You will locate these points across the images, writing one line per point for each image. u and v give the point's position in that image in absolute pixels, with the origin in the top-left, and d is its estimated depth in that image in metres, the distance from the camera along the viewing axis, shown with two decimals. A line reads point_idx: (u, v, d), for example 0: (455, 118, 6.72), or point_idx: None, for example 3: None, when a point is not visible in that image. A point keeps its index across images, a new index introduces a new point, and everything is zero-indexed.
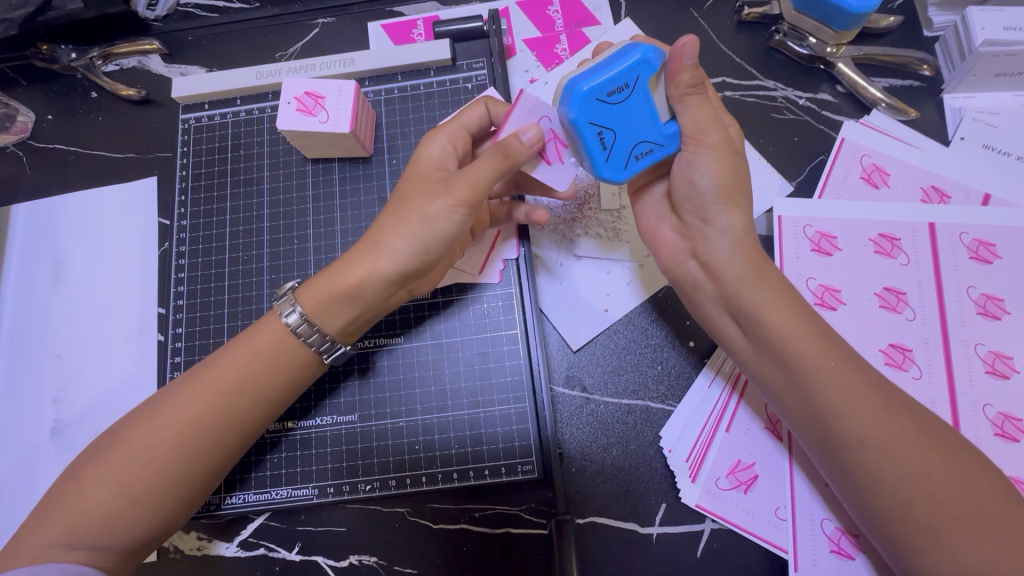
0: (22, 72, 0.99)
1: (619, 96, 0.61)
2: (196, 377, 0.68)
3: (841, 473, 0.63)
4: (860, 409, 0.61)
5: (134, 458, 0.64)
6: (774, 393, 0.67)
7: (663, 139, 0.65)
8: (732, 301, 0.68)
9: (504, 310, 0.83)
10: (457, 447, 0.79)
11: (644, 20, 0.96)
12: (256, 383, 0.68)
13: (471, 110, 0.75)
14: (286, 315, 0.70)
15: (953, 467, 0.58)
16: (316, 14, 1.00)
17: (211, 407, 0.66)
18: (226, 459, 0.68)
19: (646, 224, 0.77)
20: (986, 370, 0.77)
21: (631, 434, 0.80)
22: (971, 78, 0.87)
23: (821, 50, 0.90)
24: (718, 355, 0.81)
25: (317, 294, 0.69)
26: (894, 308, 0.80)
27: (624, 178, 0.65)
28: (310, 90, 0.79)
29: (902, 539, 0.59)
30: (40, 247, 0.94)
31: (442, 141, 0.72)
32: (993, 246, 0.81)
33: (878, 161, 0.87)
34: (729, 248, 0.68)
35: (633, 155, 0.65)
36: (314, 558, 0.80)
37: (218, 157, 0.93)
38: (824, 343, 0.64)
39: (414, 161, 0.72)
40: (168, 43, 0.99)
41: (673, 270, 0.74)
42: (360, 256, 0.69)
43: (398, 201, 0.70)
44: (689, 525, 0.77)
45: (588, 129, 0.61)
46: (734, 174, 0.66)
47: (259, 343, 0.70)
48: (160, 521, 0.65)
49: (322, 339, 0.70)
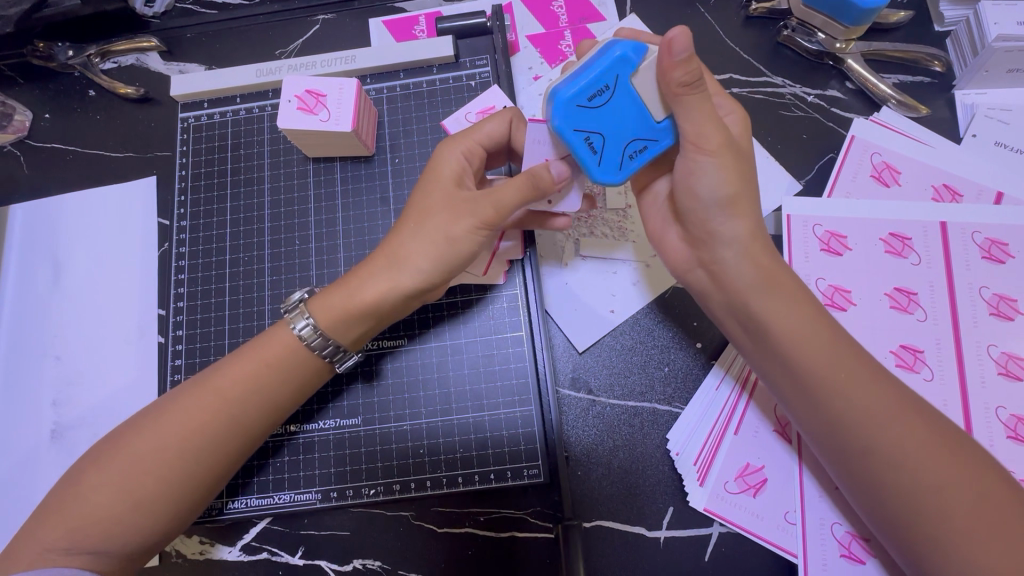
0: (18, 70, 0.98)
1: (600, 98, 0.60)
2: (201, 385, 0.67)
3: (853, 479, 0.62)
4: (874, 417, 0.60)
5: (135, 462, 0.63)
6: (784, 399, 0.66)
7: (656, 135, 0.62)
8: (740, 310, 0.67)
9: (509, 312, 0.82)
10: (462, 450, 0.78)
11: (649, 15, 0.95)
12: (262, 394, 0.67)
13: (492, 125, 0.72)
14: (297, 327, 0.69)
15: (969, 476, 0.57)
16: (316, 10, 0.98)
17: (217, 415, 0.66)
18: (229, 464, 0.67)
19: (653, 228, 0.75)
20: (999, 371, 0.76)
21: (638, 437, 0.79)
22: (983, 74, 0.85)
23: (831, 46, 0.88)
24: (726, 356, 0.80)
25: (330, 309, 0.68)
26: (905, 309, 0.79)
27: (619, 180, 0.64)
28: (312, 89, 0.78)
29: (914, 547, 0.58)
30: (38, 248, 0.93)
31: (461, 155, 0.71)
32: (1005, 246, 0.80)
33: (888, 159, 0.85)
34: (736, 257, 0.66)
35: (627, 154, 0.63)
36: (317, 562, 0.79)
37: (218, 157, 0.91)
38: (837, 347, 0.63)
39: (430, 173, 0.71)
40: (166, 40, 0.98)
41: (684, 276, 0.73)
42: (374, 270, 0.68)
43: (417, 214, 0.68)
44: (696, 528, 0.76)
45: (574, 136, 0.61)
46: (738, 182, 0.63)
47: (268, 353, 0.68)
48: (161, 526, 0.64)
49: (335, 351, 0.69)
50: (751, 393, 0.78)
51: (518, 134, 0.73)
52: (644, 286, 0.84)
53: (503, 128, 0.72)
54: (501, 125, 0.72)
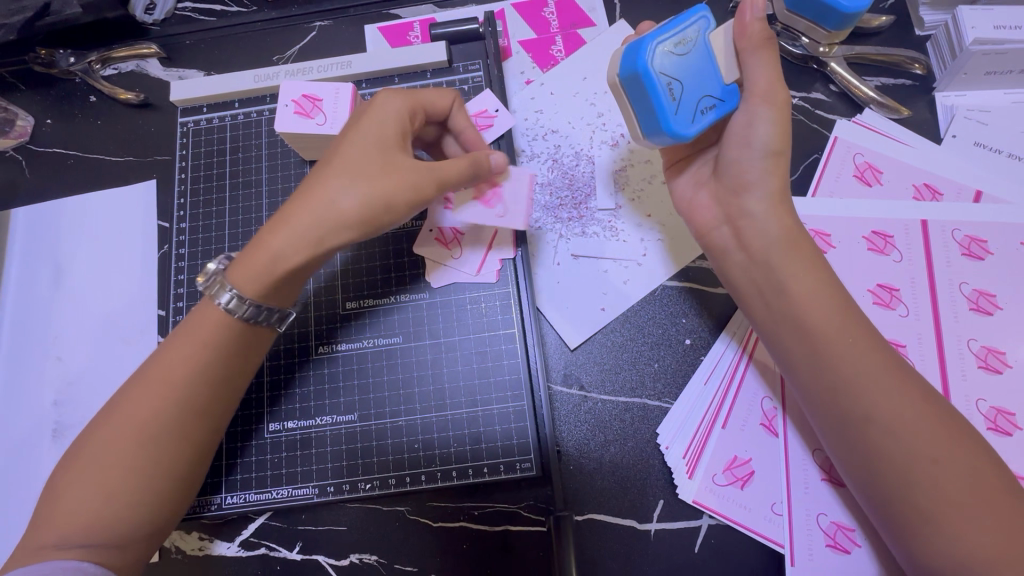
0: (21, 77, 1.00)
1: (684, 50, 0.65)
2: (144, 377, 0.67)
3: (847, 450, 0.64)
4: (875, 388, 0.62)
5: (107, 460, 0.64)
6: (788, 364, 0.68)
7: (722, 97, 0.67)
8: (760, 269, 0.69)
9: (501, 310, 0.84)
10: (456, 445, 0.79)
11: (638, 21, 0.97)
12: (206, 374, 0.68)
13: (433, 92, 0.76)
14: (222, 300, 0.68)
15: (961, 454, 0.59)
16: (313, 17, 1.01)
17: (165, 399, 0.66)
18: (196, 449, 0.68)
19: (683, 196, 0.79)
20: (979, 365, 0.78)
21: (628, 432, 0.81)
22: (962, 76, 0.88)
23: (814, 50, 0.91)
24: (735, 320, 0.83)
25: (253, 265, 0.67)
26: (888, 305, 0.81)
27: (692, 133, 0.65)
28: (308, 93, 0.81)
29: (899, 515, 0.60)
30: (40, 251, 0.95)
31: (408, 114, 0.72)
32: (985, 243, 0.82)
33: (871, 159, 0.88)
34: (766, 211, 0.69)
35: (700, 110, 0.66)
36: (315, 557, 0.80)
37: (217, 160, 0.93)
38: (845, 317, 0.65)
39: (370, 121, 0.70)
40: (165, 47, 1.00)
41: (708, 235, 0.76)
42: (295, 225, 0.67)
43: (348, 172, 0.68)
44: (687, 521, 0.77)
45: (660, 80, 0.63)
46: (784, 137, 0.67)
47: (201, 333, 0.68)
48: (146, 516, 0.65)
49: (255, 311, 0.68)
50: (751, 355, 0.81)
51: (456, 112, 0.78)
52: (635, 284, 0.86)
53: (447, 98, 0.77)
54: (446, 95, 0.77)
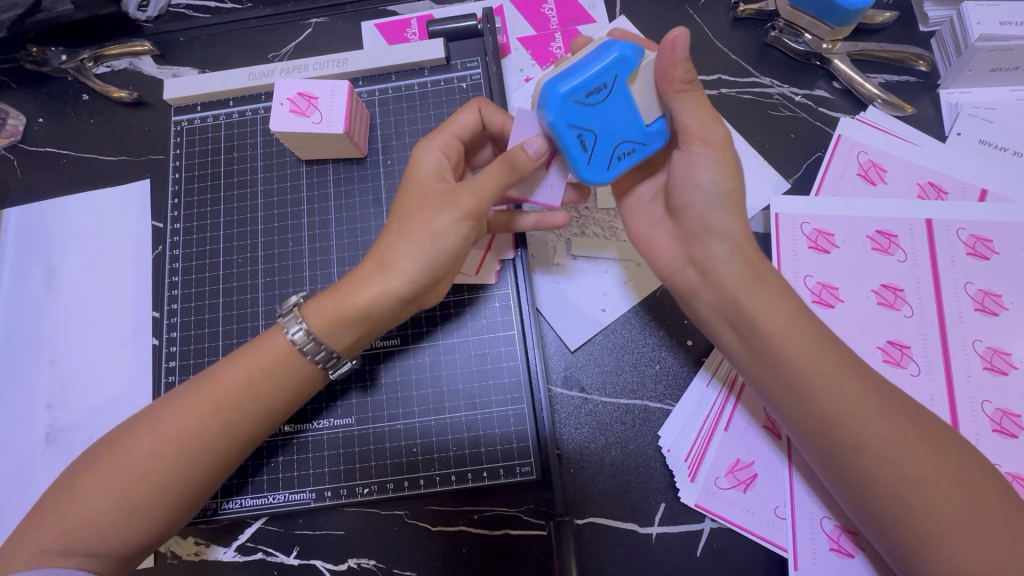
0: (12, 75, 0.99)
1: (598, 97, 0.60)
2: (199, 390, 0.67)
3: (839, 477, 0.63)
4: (857, 416, 0.61)
5: (139, 464, 0.63)
6: (771, 398, 0.67)
7: (642, 137, 0.64)
8: (730, 307, 0.68)
9: (501, 312, 0.82)
10: (455, 449, 0.78)
11: (640, 17, 0.96)
12: (259, 403, 0.67)
13: (456, 120, 0.73)
14: (290, 331, 0.68)
15: (951, 471, 0.58)
16: (308, 14, 0.99)
17: (213, 419, 0.66)
18: (219, 473, 0.67)
19: (639, 231, 0.77)
20: (984, 366, 0.77)
21: (630, 434, 0.80)
22: (967, 73, 0.87)
23: (818, 46, 0.89)
24: (713, 358, 0.81)
25: (322, 311, 0.68)
26: (891, 305, 0.80)
27: (607, 179, 0.65)
28: (304, 91, 0.79)
29: (900, 539, 0.60)
30: (33, 252, 0.94)
31: (433, 160, 0.71)
32: (990, 242, 0.81)
33: (875, 157, 0.87)
34: (728, 253, 0.67)
35: (616, 154, 0.64)
36: (313, 562, 0.79)
37: (212, 159, 0.92)
38: (824, 344, 0.64)
39: (410, 173, 0.71)
40: (159, 44, 0.99)
41: (672, 276, 0.74)
42: (362, 276, 0.67)
43: (400, 216, 0.68)
44: (688, 525, 0.77)
45: (569, 132, 0.61)
46: (732, 178, 0.64)
47: (260, 355, 0.68)
48: (151, 525, 0.64)
49: (327, 355, 0.69)
50: (739, 394, 0.79)
51: (488, 117, 0.74)
52: (637, 284, 0.85)
53: (473, 114, 0.73)
54: (471, 113, 0.73)
